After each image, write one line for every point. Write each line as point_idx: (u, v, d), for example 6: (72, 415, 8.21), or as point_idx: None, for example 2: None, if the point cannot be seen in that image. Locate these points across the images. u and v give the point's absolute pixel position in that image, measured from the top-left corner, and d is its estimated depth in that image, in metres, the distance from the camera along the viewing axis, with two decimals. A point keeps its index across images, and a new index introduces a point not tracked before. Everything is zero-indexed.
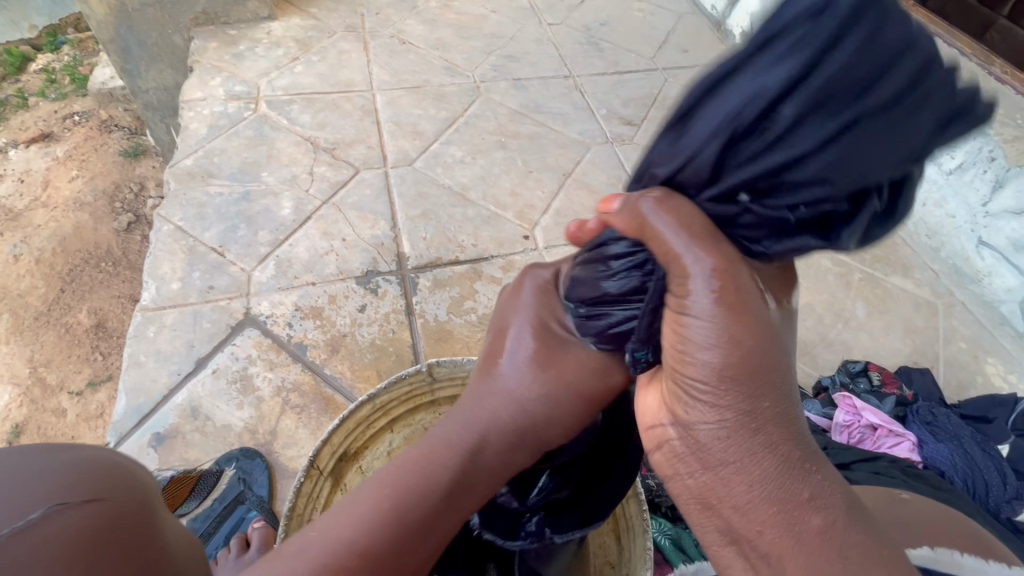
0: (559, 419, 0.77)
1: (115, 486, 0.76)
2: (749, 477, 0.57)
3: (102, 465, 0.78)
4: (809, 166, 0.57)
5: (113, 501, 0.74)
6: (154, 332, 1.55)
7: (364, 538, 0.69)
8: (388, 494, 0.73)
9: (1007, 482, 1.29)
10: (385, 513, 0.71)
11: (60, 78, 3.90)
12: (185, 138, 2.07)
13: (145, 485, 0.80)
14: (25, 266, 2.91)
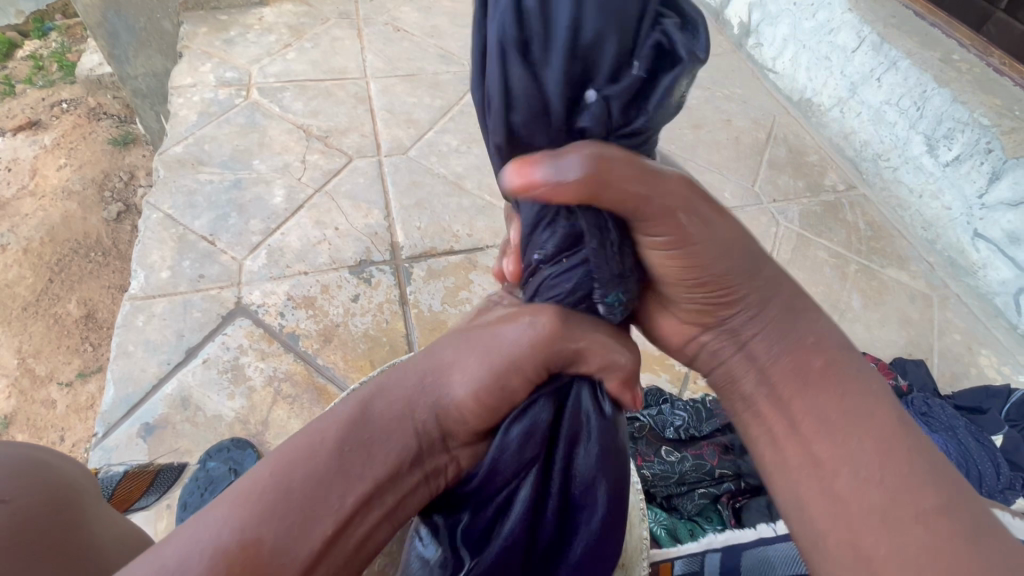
0: (462, 381, 0.81)
1: (29, 486, 0.77)
2: (762, 345, 0.85)
3: (14, 464, 0.78)
4: (588, 38, 0.61)
5: (20, 503, 0.75)
6: (143, 321, 1.52)
7: (247, 508, 0.67)
8: (278, 467, 0.71)
9: (1000, 472, 1.31)
10: (271, 484, 0.69)
11: (48, 66, 3.82)
12: (175, 124, 2.03)
13: (65, 481, 0.81)
14: (12, 256, 2.86)
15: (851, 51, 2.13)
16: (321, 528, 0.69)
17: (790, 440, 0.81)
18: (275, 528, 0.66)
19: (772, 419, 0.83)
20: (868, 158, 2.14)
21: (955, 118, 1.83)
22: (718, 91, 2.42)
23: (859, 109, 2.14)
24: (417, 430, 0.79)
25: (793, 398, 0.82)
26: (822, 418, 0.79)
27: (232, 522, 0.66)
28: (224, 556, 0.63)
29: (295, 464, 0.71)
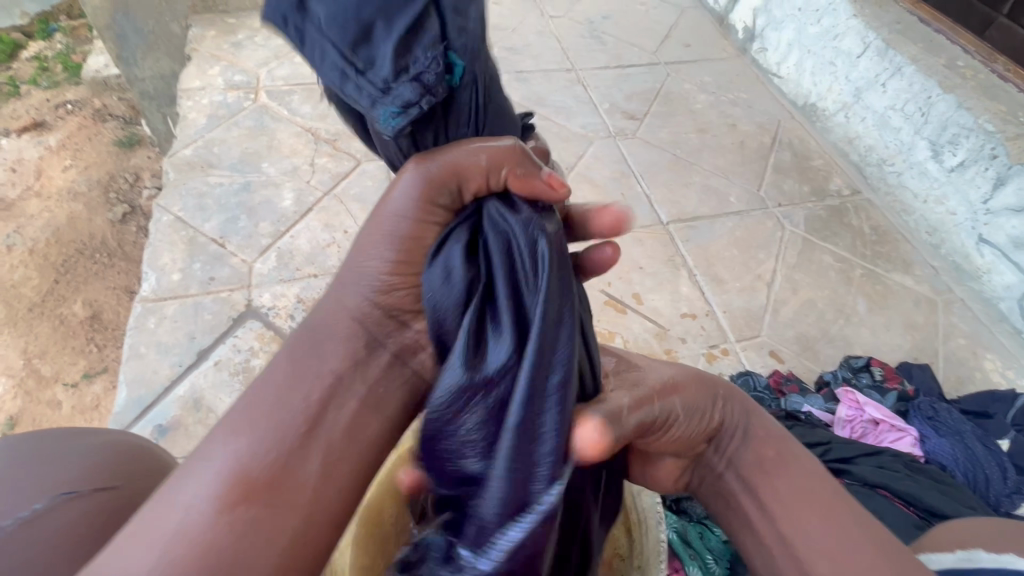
0: (385, 246, 0.70)
1: (129, 473, 0.76)
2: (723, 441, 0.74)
3: (117, 452, 0.77)
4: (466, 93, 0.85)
5: (124, 489, 0.74)
6: (155, 323, 1.53)
7: (221, 439, 0.58)
8: (241, 401, 0.61)
9: (1007, 476, 1.31)
10: (236, 417, 0.60)
11: (53, 67, 3.84)
12: (184, 127, 2.05)
13: (160, 474, 0.80)
14: (18, 256, 2.87)
15: (856, 56, 2.15)
16: (292, 432, 0.59)
17: (760, 523, 0.70)
18: (251, 442, 0.58)
19: (745, 507, 0.71)
20: (873, 163, 2.16)
21: (960, 124, 1.84)
22: (723, 96, 2.43)
23: (864, 114, 2.16)
24: (366, 307, 0.69)
25: (754, 477, 0.72)
26: (783, 496, 0.69)
27: (208, 463, 0.57)
28: (212, 483, 0.55)
29: (249, 396, 0.62)
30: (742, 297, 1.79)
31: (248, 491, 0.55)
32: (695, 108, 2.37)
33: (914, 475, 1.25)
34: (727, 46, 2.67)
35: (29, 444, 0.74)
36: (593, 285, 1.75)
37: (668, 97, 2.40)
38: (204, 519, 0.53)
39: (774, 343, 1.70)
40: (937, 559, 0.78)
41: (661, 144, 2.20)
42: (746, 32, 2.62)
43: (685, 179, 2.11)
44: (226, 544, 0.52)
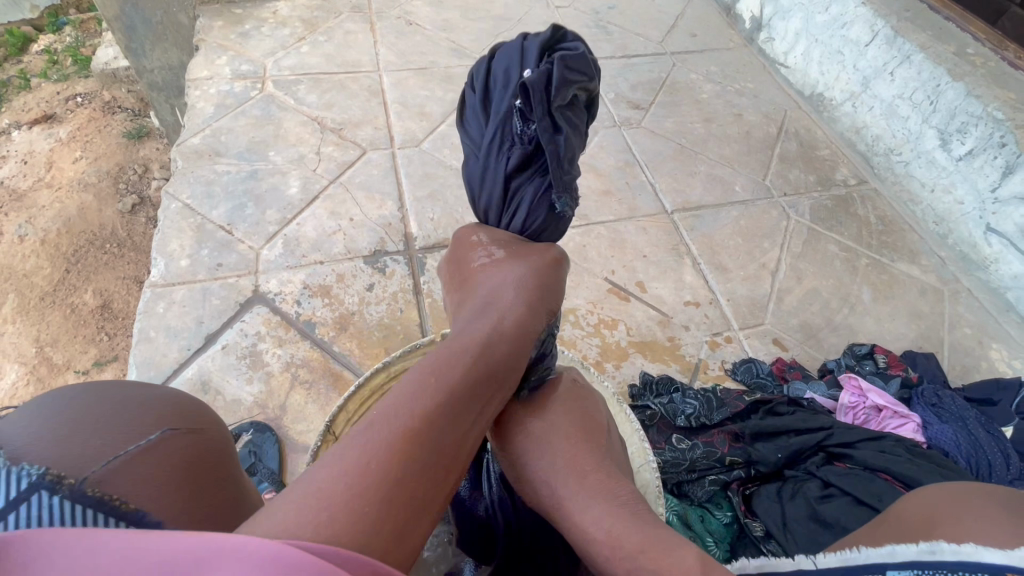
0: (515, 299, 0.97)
1: (205, 422, 0.72)
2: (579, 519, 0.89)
3: (185, 402, 0.72)
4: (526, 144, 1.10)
5: (207, 434, 0.71)
6: (164, 308, 1.55)
7: (398, 400, 0.71)
8: (420, 374, 0.76)
9: (1010, 462, 1.30)
10: (415, 386, 0.73)
11: (62, 60, 3.87)
12: (192, 117, 2.06)
13: (227, 431, 0.76)
14: (29, 246, 2.91)
15: (865, 45, 2.13)
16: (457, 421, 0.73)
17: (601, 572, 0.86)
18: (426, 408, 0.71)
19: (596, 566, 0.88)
20: (880, 152, 2.14)
21: (969, 112, 1.82)
22: (729, 86, 2.42)
23: (872, 103, 2.14)
24: (510, 333, 0.90)
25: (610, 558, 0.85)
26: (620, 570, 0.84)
27: (388, 412, 0.69)
28: (391, 432, 0.66)
29: (426, 371, 0.76)
30: (746, 286, 1.79)
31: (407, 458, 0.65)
32: (701, 98, 2.36)
33: (916, 460, 1.24)
34: (734, 36, 2.66)
35: (85, 393, 0.67)
36: (597, 273, 1.75)
37: (674, 86, 2.39)
38: (381, 457, 0.64)
39: (778, 331, 1.70)
40: (903, 551, 0.75)
41: (666, 134, 2.20)
42: (754, 21, 2.60)
43: (690, 168, 2.10)
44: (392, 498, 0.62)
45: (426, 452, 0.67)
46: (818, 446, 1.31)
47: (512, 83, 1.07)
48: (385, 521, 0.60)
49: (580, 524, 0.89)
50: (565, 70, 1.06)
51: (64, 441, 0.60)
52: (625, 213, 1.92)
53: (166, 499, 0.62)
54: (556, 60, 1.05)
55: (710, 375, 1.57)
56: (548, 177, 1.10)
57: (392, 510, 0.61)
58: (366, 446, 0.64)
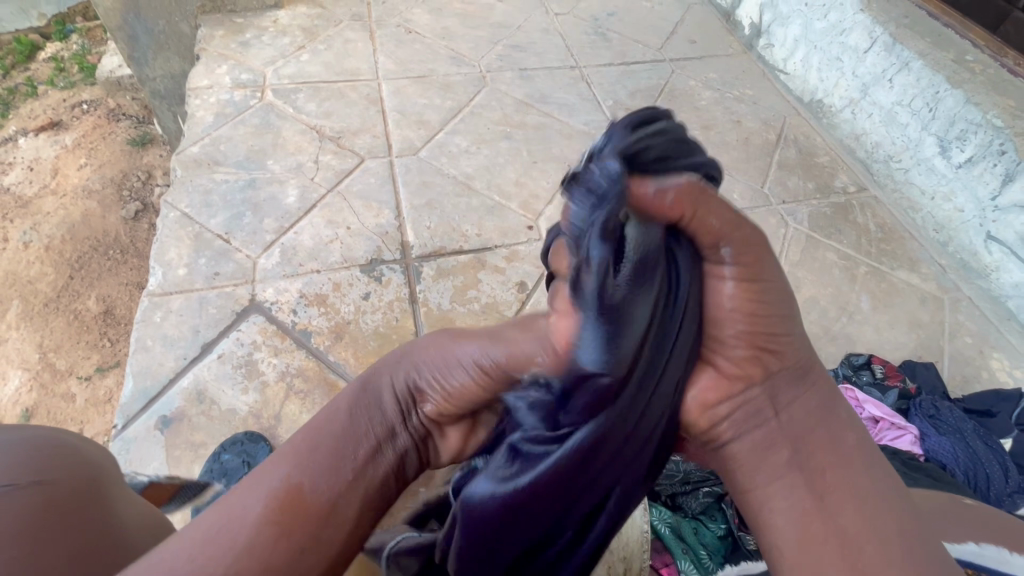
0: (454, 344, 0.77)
1: (58, 467, 0.76)
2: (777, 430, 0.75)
3: (43, 450, 0.77)
4: None
5: (56, 483, 0.74)
6: (161, 317, 1.56)
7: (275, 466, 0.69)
8: (300, 439, 0.73)
9: (1009, 476, 1.30)
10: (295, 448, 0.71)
11: (68, 67, 3.91)
12: (192, 125, 2.08)
13: (97, 471, 0.80)
14: (34, 253, 2.94)
15: (863, 52, 2.12)
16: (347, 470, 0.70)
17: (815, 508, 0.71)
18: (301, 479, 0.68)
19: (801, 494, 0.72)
20: (880, 159, 2.13)
21: (968, 119, 1.81)
22: (728, 92, 2.42)
23: (871, 110, 2.13)
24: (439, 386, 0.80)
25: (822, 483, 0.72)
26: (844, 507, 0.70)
27: (264, 480, 0.68)
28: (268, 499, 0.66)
29: (306, 436, 0.73)
30: None
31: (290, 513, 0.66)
32: (700, 104, 2.36)
33: (912, 474, 1.23)
34: (733, 43, 2.66)
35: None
36: None
37: (672, 93, 2.39)
38: (262, 536, 0.64)
39: None
40: None
41: None
42: (753, 28, 2.60)
43: None
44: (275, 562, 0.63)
45: (306, 522, 0.66)
46: None
47: None
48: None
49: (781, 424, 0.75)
50: None
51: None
52: None
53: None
54: None
55: None
56: None
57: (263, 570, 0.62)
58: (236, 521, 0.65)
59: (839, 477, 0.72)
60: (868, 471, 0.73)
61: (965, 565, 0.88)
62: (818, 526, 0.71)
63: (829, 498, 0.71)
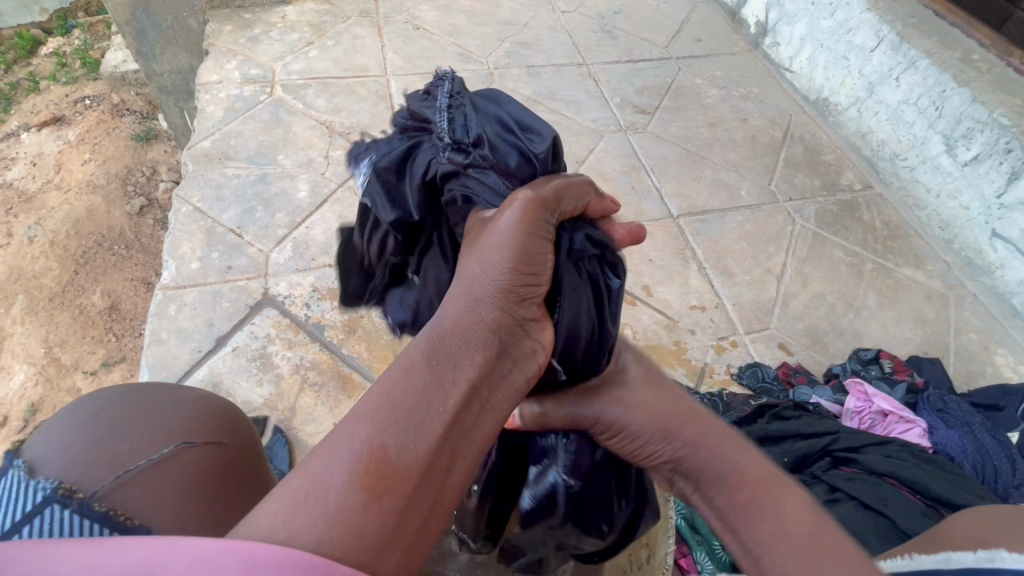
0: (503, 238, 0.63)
1: (227, 428, 0.77)
2: (704, 475, 0.70)
3: (209, 412, 0.77)
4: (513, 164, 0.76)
5: (227, 443, 0.75)
6: (175, 310, 1.57)
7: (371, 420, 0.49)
8: (381, 380, 0.52)
9: (1017, 468, 1.31)
10: (375, 409, 0.50)
11: (71, 62, 3.90)
12: (202, 120, 2.09)
13: (254, 435, 0.83)
14: (39, 248, 2.94)
15: (870, 50, 2.14)
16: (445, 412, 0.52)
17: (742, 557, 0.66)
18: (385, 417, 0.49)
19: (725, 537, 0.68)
20: (885, 158, 2.15)
21: (974, 118, 1.83)
22: (734, 90, 2.43)
23: (878, 109, 2.15)
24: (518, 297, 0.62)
25: (727, 512, 0.67)
26: (761, 533, 0.64)
27: (336, 452, 0.47)
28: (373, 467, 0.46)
29: (388, 376, 0.52)
30: (751, 291, 1.80)
31: (382, 474, 0.47)
32: (707, 102, 2.37)
33: (920, 465, 1.26)
34: (739, 41, 2.67)
35: (122, 399, 0.74)
36: None
37: (679, 91, 2.40)
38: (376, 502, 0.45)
39: (783, 335, 1.71)
40: (958, 557, 0.80)
41: (671, 139, 2.21)
42: (758, 26, 2.61)
43: (695, 173, 2.11)
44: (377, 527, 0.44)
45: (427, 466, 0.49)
46: (825, 451, 1.31)
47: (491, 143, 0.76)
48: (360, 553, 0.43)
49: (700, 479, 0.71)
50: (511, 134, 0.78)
51: (87, 444, 0.67)
52: (631, 217, 1.93)
53: (180, 512, 0.66)
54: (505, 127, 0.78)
55: (716, 379, 1.57)
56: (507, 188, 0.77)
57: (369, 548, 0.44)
58: (333, 522, 0.43)
59: (756, 519, 0.65)
60: (774, 501, 0.66)
61: None
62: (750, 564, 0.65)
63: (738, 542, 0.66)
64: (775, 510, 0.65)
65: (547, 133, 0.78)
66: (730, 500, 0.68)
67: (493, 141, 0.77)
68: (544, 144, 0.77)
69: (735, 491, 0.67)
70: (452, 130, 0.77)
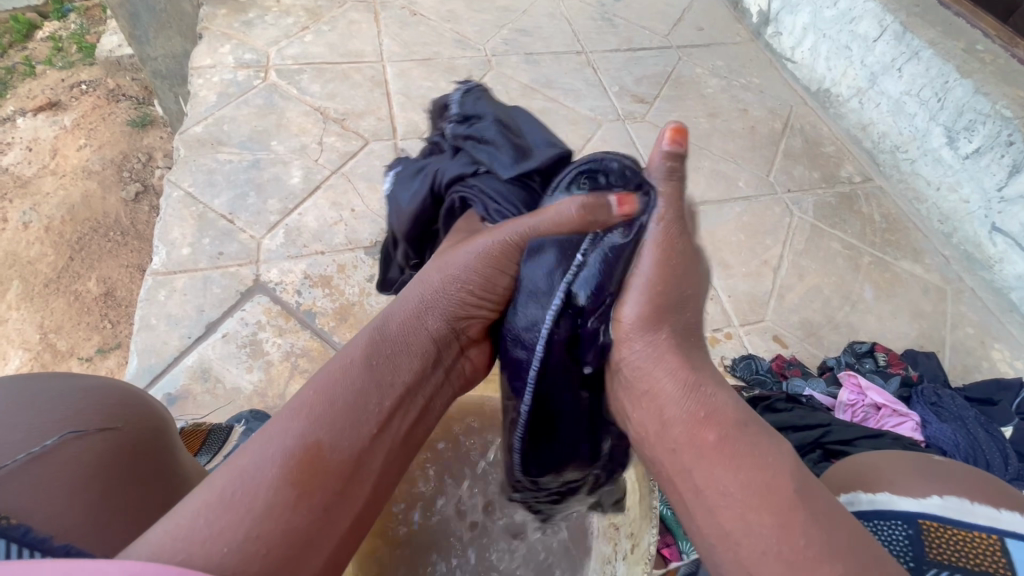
0: (461, 281, 0.85)
1: (129, 415, 0.80)
2: (666, 394, 0.76)
3: (105, 397, 0.80)
4: (517, 158, 0.99)
5: (129, 431, 0.78)
6: (165, 295, 1.56)
7: (302, 425, 0.67)
8: (314, 395, 0.71)
9: (1009, 463, 1.30)
10: (310, 415, 0.68)
11: (67, 47, 3.85)
12: (194, 105, 2.06)
13: (162, 417, 0.85)
14: (34, 233, 2.92)
15: (873, 40, 2.11)
16: (367, 430, 0.70)
17: (694, 506, 0.70)
18: (319, 434, 0.67)
19: (675, 482, 0.72)
20: (886, 150, 2.12)
21: (977, 109, 1.81)
22: (734, 80, 2.40)
23: (879, 100, 2.12)
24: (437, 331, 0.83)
25: (692, 462, 0.71)
26: (727, 488, 0.67)
27: (271, 446, 0.65)
28: (294, 468, 0.64)
29: (319, 393, 0.71)
30: (747, 282, 1.78)
31: (311, 472, 0.65)
32: (707, 92, 2.34)
33: None
34: (740, 30, 2.63)
35: (28, 388, 0.78)
36: None
37: (678, 80, 2.37)
38: (286, 500, 0.62)
39: (778, 328, 1.69)
40: None
41: None
42: (761, 15, 2.57)
43: (693, 163, 2.08)
44: (297, 521, 0.62)
45: (331, 483, 0.65)
46: (815, 443, 1.31)
47: (495, 139, 1.00)
48: (275, 541, 0.60)
49: (659, 402, 0.76)
50: (507, 133, 1.02)
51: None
52: None
53: (61, 502, 0.69)
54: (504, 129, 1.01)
55: None
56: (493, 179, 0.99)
57: (290, 542, 0.61)
58: (259, 507, 0.61)
59: (708, 465, 0.70)
60: (739, 457, 0.68)
61: (926, 518, 0.81)
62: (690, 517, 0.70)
63: (692, 487, 0.70)
64: (767, 465, 0.67)
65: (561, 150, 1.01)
66: (722, 440, 0.70)
67: (495, 137, 1.00)
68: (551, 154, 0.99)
69: (697, 431, 0.72)
70: (460, 119, 1.05)
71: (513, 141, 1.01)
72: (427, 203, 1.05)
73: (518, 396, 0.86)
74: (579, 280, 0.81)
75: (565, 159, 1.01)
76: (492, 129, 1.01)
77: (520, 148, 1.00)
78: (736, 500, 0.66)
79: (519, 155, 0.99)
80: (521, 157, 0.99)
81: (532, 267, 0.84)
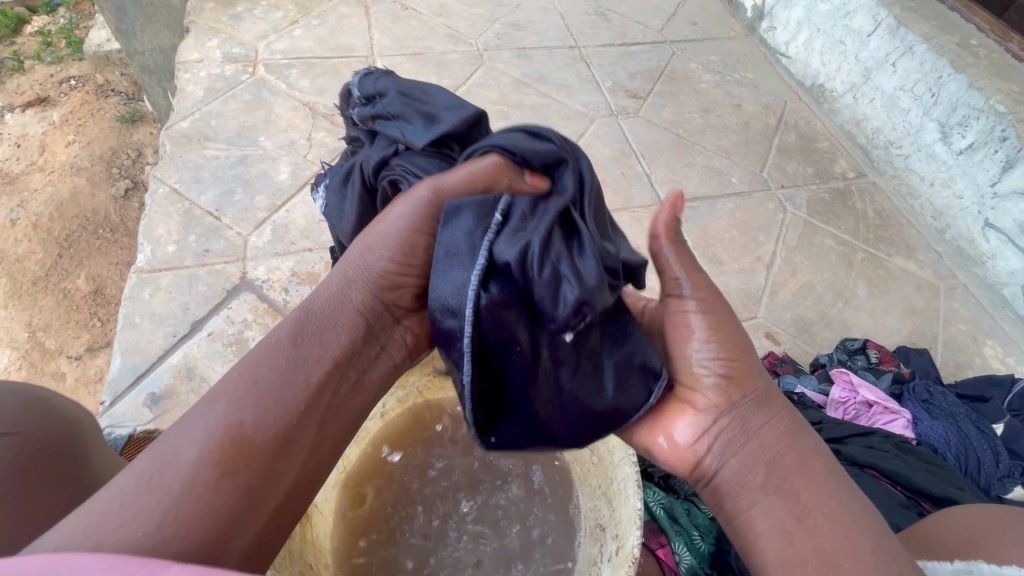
0: (382, 251, 0.79)
1: (40, 419, 0.86)
2: (761, 429, 0.81)
3: (17, 403, 0.86)
4: (428, 128, 0.93)
5: (32, 434, 0.84)
6: (150, 294, 1.54)
7: (223, 407, 0.69)
8: (236, 378, 0.72)
9: (999, 460, 1.31)
10: (230, 400, 0.70)
11: (56, 42, 3.80)
12: (181, 100, 2.03)
13: (76, 418, 0.90)
14: (22, 231, 2.87)
15: (867, 35, 2.10)
16: (292, 408, 0.72)
17: (794, 531, 0.74)
18: (238, 418, 0.69)
19: (776, 513, 0.76)
20: (879, 145, 2.11)
21: (971, 105, 1.80)
22: (728, 75, 2.38)
23: (873, 95, 2.11)
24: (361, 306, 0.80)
25: (800, 488, 0.76)
26: (829, 513, 0.74)
27: (193, 433, 0.67)
28: (212, 447, 0.66)
29: (240, 375, 0.72)
30: (739, 279, 1.77)
31: (234, 456, 0.67)
32: (701, 87, 2.32)
33: (903, 456, 1.25)
34: (735, 25, 2.60)
35: None
36: None
37: (672, 76, 2.35)
38: (207, 479, 0.65)
39: (770, 325, 1.68)
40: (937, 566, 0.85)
41: (663, 124, 2.16)
42: (755, 10, 2.55)
43: (686, 160, 2.07)
44: (224, 502, 0.65)
45: (257, 460, 0.68)
46: None
47: (404, 116, 0.94)
48: (201, 524, 0.63)
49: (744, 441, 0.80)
50: (414, 104, 0.95)
51: None
52: (621, 203, 1.89)
53: None
54: (411, 100, 0.94)
55: None
56: (413, 162, 0.94)
57: (218, 523, 0.64)
58: (181, 491, 0.63)
59: (807, 491, 0.76)
60: (832, 487, 0.77)
61: None
62: (779, 531, 0.74)
63: (795, 516, 0.74)
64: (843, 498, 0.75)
65: (473, 109, 0.95)
66: (809, 465, 0.79)
67: (403, 111, 0.94)
68: (466, 117, 0.94)
69: (785, 459, 0.79)
70: (364, 104, 0.98)
71: (421, 109, 0.95)
72: (363, 204, 1.03)
73: (453, 369, 0.75)
74: (502, 240, 0.71)
75: (479, 119, 0.96)
76: (400, 102, 0.95)
77: (430, 116, 0.94)
78: (828, 524, 0.73)
79: (430, 126, 0.93)
80: (435, 130, 0.93)
81: (455, 231, 0.73)
